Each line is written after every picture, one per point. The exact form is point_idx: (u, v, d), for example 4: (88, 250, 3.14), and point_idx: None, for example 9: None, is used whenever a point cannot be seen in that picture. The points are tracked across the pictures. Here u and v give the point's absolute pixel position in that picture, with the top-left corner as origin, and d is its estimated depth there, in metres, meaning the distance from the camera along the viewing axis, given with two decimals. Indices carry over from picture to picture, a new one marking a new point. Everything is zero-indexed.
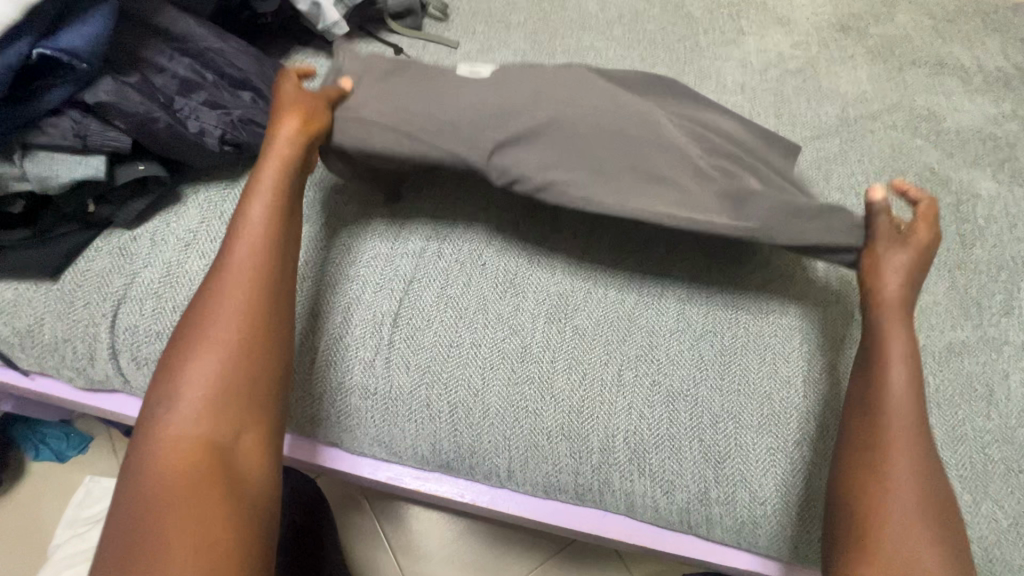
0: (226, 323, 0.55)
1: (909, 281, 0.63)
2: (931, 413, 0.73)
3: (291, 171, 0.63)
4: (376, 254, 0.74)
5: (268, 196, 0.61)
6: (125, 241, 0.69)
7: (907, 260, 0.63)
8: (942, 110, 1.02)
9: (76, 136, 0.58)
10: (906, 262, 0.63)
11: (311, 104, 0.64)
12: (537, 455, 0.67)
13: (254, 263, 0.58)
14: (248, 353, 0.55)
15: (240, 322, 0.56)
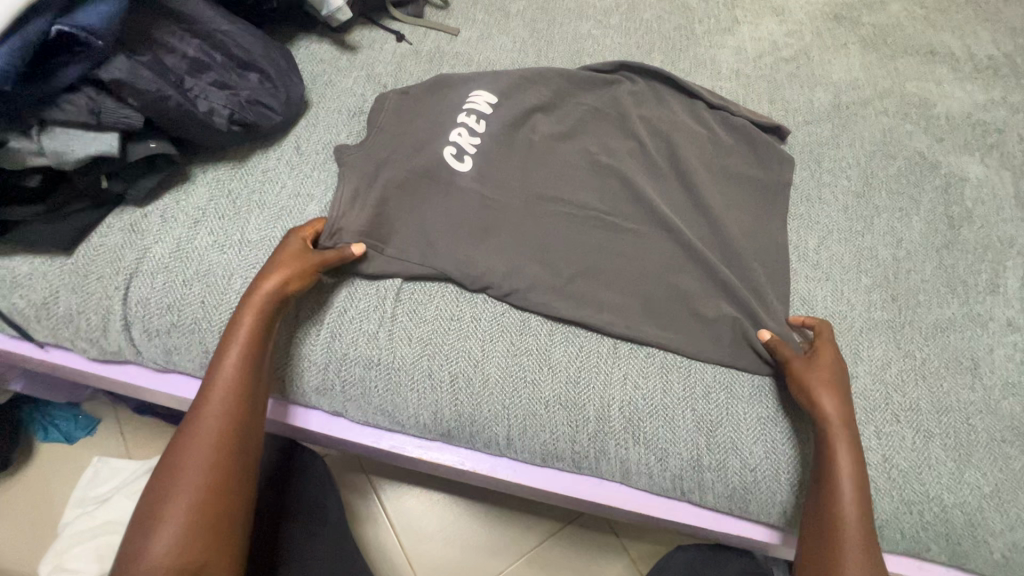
0: (197, 459, 0.58)
1: (834, 402, 0.63)
2: (917, 385, 0.75)
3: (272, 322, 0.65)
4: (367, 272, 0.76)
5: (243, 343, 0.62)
6: (136, 218, 0.71)
7: (824, 380, 0.65)
8: (933, 97, 1.04)
9: (90, 112, 0.61)
10: (822, 381, 0.65)
11: (304, 258, 0.67)
12: (536, 424, 0.69)
13: (226, 408, 0.60)
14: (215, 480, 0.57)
15: (209, 461, 0.58)
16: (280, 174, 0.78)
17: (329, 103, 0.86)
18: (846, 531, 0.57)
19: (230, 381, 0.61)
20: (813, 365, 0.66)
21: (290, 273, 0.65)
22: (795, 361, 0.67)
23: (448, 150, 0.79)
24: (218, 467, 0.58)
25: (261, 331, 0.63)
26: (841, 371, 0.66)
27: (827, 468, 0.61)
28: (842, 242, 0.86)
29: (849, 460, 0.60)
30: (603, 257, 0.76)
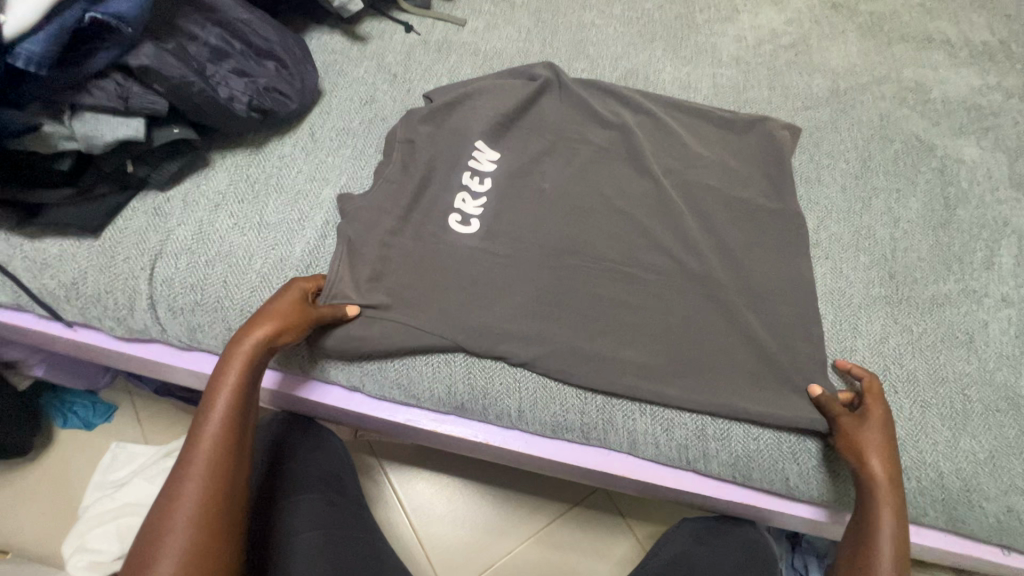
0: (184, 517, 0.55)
1: (889, 472, 0.62)
2: (914, 357, 0.78)
3: (256, 377, 0.62)
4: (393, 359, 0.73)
5: (227, 396, 0.60)
6: (159, 202, 0.74)
7: (874, 441, 0.64)
8: (929, 82, 1.07)
9: (118, 98, 0.63)
10: (874, 441, 0.64)
11: (298, 314, 0.64)
12: (546, 395, 0.72)
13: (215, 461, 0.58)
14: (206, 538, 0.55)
15: (198, 519, 0.56)
16: (296, 160, 0.81)
17: (342, 92, 0.89)
18: None
19: (215, 445, 0.59)
20: (864, 422, 0.65)
21: (277, 328, 0.62)
22: (851, 420, 0.66)
23: (453, 216, 0.78)
24: (202, 533, 0.55)
25: (244, 389, 0.61)
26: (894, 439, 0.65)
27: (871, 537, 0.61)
28: (841, 222, 0.89)
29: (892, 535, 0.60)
30: (606, 241, 0.79)
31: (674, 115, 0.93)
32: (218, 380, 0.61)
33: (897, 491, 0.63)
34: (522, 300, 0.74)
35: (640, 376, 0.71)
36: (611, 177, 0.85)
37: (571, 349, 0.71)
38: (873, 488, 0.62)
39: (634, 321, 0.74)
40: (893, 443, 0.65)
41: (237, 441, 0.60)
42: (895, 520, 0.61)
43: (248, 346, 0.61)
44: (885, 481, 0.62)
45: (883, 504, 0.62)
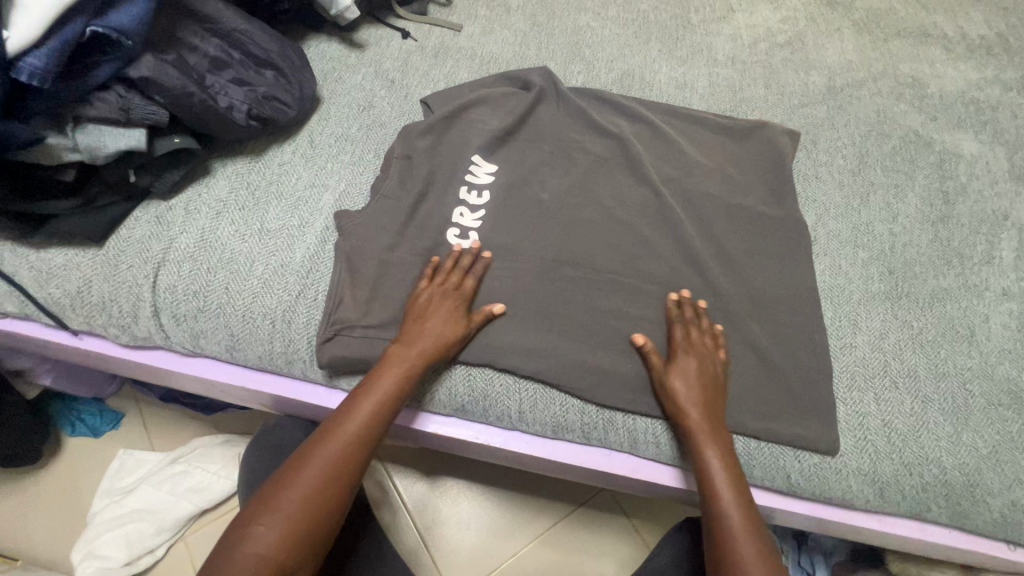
0: (333, 454, 0.61)
1: (697, 393, 0.68)
2: (915, 353, 0.77)
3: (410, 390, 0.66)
4: None
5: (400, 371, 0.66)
6: (162, 211, 0.76)
7: (688, 369, 0.69)
8: (926, 77, 1.07)
9: (120, 109, 0.64)
10: (692, 370, 0.69)
11: (453, 342, 0.69)
12: (546, 397, 0.73)
13: (372, 420, 0.63)
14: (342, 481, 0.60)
15: (344, 461, 0.61)
16: (295, 166, 0.82)
17: (340, 101, 0.90)
18: (723, 508, 0.62)
19: (353, 437, 0.62)
20: (676, 359, 0.70)
21: (435, 351, 0.67)
22: (662, 369, 0.70)
23: (452, 232, 0.79)
24: (343, 474, 0.61)
25: (397, 397, 0.65)
26: (707, 369, 0.70)
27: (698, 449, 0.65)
28: (839, 218, 0.89)
29: (715, 447, 0.65)
30: (603, 246, 0.81)
31: (669, 122, 0.94)
32: (378, 377, 0.65)
33: (714, 421, 0.67)
34: (522, 311, 0.75)
35: (639, 380, 0.72)
36: (608, 183, 0.86)
37: (570, 357, 0.72)
38: (688, 430, 0.66)
39: (633, 326, 0.75)
40: (704, 372, 0.69)
41: (371, 441, 0.63)
42: (720, 448, 0.65)
43: (430, 337, 0.67)
44: (697, 418, 0.66)
45: (701, 442, 0.65)
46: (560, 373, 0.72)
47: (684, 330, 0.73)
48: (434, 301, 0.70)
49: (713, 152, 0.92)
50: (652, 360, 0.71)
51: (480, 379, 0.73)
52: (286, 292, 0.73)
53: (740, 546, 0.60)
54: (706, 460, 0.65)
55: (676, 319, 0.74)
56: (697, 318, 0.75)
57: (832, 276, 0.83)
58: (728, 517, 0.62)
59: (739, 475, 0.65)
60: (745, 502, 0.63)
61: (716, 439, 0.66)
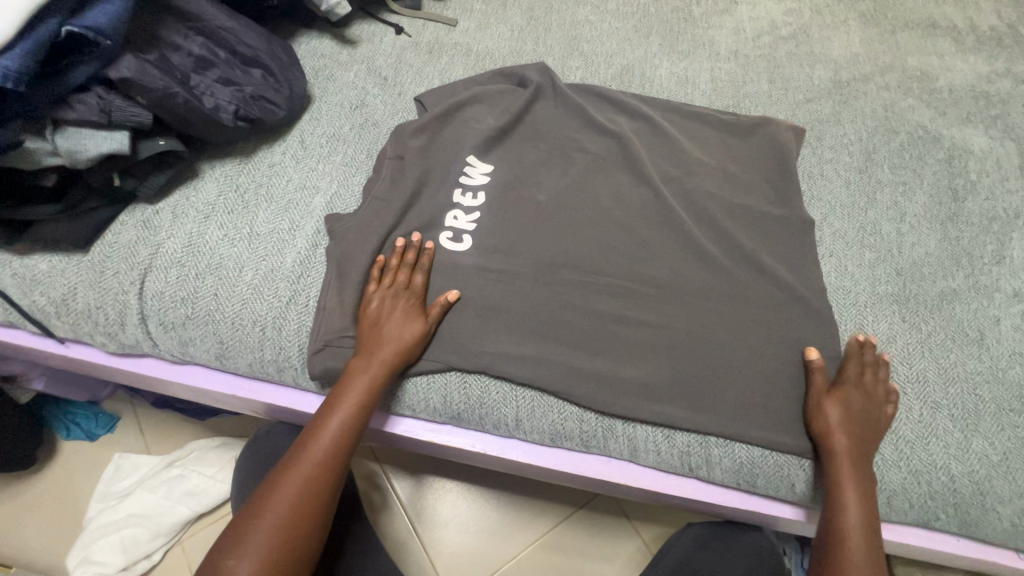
0: (303, 477, 0.59)
1: (854, 436, 0.65)
2: (923, 357, 0.75)
3: (374, 405, 0.64)
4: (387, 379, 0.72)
5: (365, 382, 0.64)
6: (149, 215, 0.74)
7: (851, 410, 0.66)
8: (935, 70, 1.04)
9: (101, 111, 0.62)
10: (854, 412, 0.66)
11: (413, 348, 0.67)
12: (543, 405, 0.71)
13: (340, 438, 0.62)
14: (316, 503, 0.59)
15: (315, 484, 0.59)
16: (286, 168, 0.80)
17: (332, 99, 0.88)
18: (850, 553, 0.60)
19: (318, 462, 0.60)
20: (836, 397, 0.67)
21: (393, 360, 0.65)
22: (820, 393, 0.68)
23: (445, 235, 0.77)
24: (315, 497, 0.59)
25: (359, 413, 0.63)
26: (869, 409, 0.67)
27: (838, 490, 0.63)
28: (845, 218, 0.86)
29: (857, 493, 0.62)
30: (602, 248, 0.79)
31: (670, 118, 0.92)
32: (340, 395, 0.63)
33: (861, 457, 0.64)
34: (518, 316, 0.73)
35: (638, 387, 0.70)
36: (607, 182, 0.84)
37: (567, 363, 0.70)
38: (834, 469, 0.64)
39: (633, 331, 0.73)
40: (863, 415, 0.66)
41: (337, 464, 0.61)
42: (859, 494, 0.63)
43: (389, 342, 0.66)
44: (846, 450, 0.64)
45: (842, 473, 0.63)
46: (557, 380, 0.70)
47: (860, 370, 0.70)
48: (389, 304, 0.69)
49: (715, 149, 0.89)
50: (816, 377, 0.69)
51: (475, 387, 0.71)
52: (277, 298, 0.71)
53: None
54: (843, 492, 0.63)
55: (857, 355, 0.71)
56: (878, 364, 0.71)
57: (838, 277, 0.81)
58: (851, 553, 0.60)
59: (875, 517, 0.62)
60: (872, 543, 0.60)
61: (858, 472, 0.63)
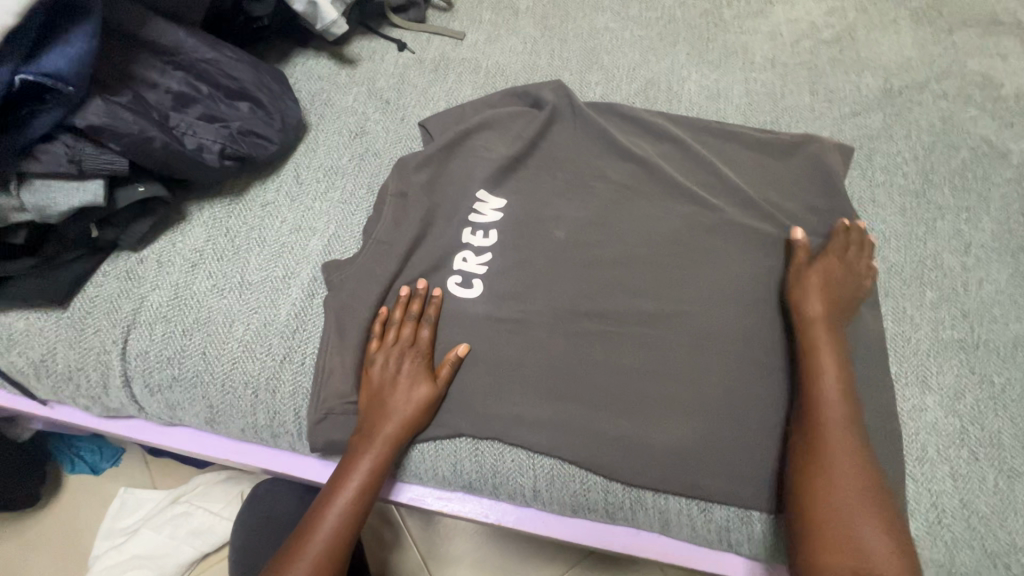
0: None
1: (832, 304, 0.65)
2: (997, 416, 0.66)
3: (378, 488, 0.59)
4: None
5: (367, 465, 0.58)
6: (132, 264, 0.68)
7: (828, 277, 0.67)
8: (999, 74, 0.92)
9: (70, 161, 0.56)
10: (825, 284, 0.67)
11: (421, 417, 0.61)
12: (564, 474, 0.63)
13: (341, 528, 0.56)
14: None
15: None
16: (280, 207, 0.74)
17: (329, 128, 0.80)
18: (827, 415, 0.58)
19: (319, 554, 0.55)
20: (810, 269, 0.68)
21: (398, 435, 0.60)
22: (800, 267, 0.69)
23: (453, 279, 0.70)
24: None
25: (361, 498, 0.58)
26: (845, 283, 0.68)
27: (812, 343, 0.63)
28: (901, 250, 0.77)
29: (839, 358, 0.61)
30: (627, 292, 0.70)
31: (701, 139, 0.82)
32: (342, 477, 0.58)
33: (836, 324, 0.64)
34: (536, 372, 0.65)
35: (671, 456, 0.62)
36: (632, 215, 0.75)
37: (590, 428, 0.63)
38: (813, 323, 0.64)
39: (664, 388, 0.65)
40: (841, 285, 0.67)
41: (339, 554, 0.56)
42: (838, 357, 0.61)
43: (395, 414, 0.60)
44: (822, 318, 0.64)
45: (817, 342, 0.63)
46: (578, 447, 0.62)
47: (844, 247, 0.71)
48: (394, 367, 0.62)
49: (753, 174, 0.80)
50: (799, 255, 0.70)
51: (488, 456, 0.64)
52: (269, 356, 0.65)
53: (836, 452, 0.56)
54: (818, 359, 0.61)
55: (841, 236, 0.72)
56: (861, 246, 0.71)
57: (896, 320, 0.72)
58: (825, 392, 0.59)
59: (851, 388, 0.60)
60: (848, 393, 0.59)
61: (833, 342, 0.62)
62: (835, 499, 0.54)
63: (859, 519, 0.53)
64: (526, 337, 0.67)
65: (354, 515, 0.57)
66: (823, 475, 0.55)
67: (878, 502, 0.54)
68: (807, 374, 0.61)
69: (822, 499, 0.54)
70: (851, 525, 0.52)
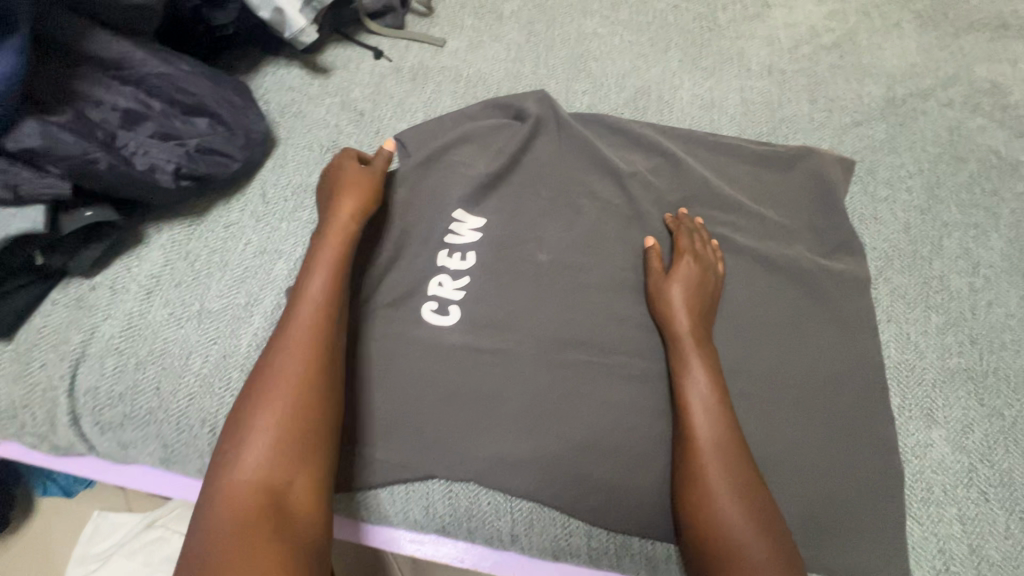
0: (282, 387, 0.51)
1: (692, 310, 0.63)
2: (1008, 452, 0.61)
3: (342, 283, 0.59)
4: (361, 493, 0.60)
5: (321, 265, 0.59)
6: (83, 292, 0.64)
7: (687, 278, 0.65)
8: (1008, 81, 0.88)
9: (6, 186, 0.52)
10: (697, 283, 0.65)
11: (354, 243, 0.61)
12: (543, 518, 0.59)
13: (312, 327, 0.55)
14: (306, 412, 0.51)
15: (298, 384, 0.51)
16: (244, 228, 0.69)
17: (300, 142, 0.76)
18: (700, 428, 0.56)
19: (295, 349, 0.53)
20: (670, 275, 0.65)
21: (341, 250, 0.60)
22: (659, 274, 0.66)
23: (428, 306, 0.66)
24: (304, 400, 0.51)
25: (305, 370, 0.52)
26: (707, 284, 0.66)
27: (681, 354, 0.61)
28: (905, 271, 0.72)
29: (704, 369, 0.60)
30: (612, 318, 0.66)
31: (693, 151, 0.78)
32: (279, 358, 0.53)
33: (703, 331, 0.63)
34: (515, 406, 0.61)
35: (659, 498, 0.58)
36: (621, 235, 0.71)
37: (571, 468, 0.59)
38: (676, 335, 0.62)
39: (652, 424, 0.61)
40: (703, 286, 0.65)
41: (309, 411, 0.51)
42: (705, 365, 0.60)
43: (339, 214, 0.62)
44: (687, 330, 0.62)
45: (686, 353, 0.61)
46: (557, 489, 0.58)
47: (689, 240, 0.68)
48: (327, 189, 0.65)
49: (748, 189, 0.75)
50: (652, 264, 0.67)
51: (464, 499, 0.60)
52: (229, 391, 0.61)
53: (711, 471, 0.54)
54: (687, 370, 0.60)
55: (678, 229, 0.70)
56: (698, 232, 0.70)
57: (901, 346, 0.68)
58: (695, 405, 0.58)
59: (726, 399, 0.58)
60: (721, 403, 0.58)
61: (701, 352, 0.61)
62: (717, 518, 0.52)
63: (744, 537, 0.51)
64: (505, 368, 0.63)
65: (324, 318, 0.55)
66: (700, 488, 0.54)
67: (757, 512, 0.52)
68: (680, 391, 0.59)
69: (711, 525, 0.52)
70: (728, 537, 0.51)
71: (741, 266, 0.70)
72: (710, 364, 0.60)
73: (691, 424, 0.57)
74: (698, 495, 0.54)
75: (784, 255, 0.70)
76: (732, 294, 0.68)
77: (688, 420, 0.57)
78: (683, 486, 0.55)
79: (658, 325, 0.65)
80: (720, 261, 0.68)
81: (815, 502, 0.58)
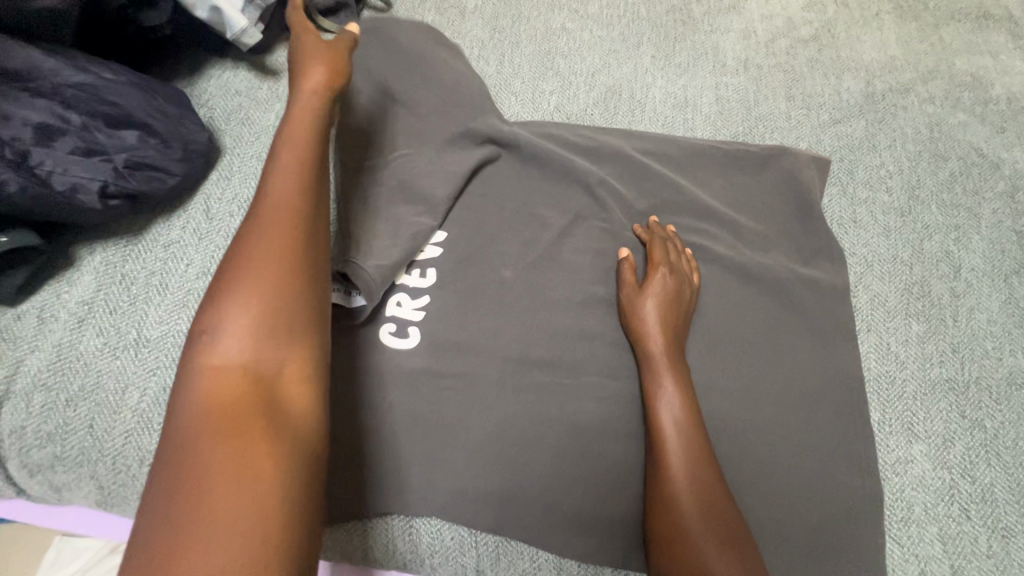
0: (258, 249, 0.43)
1: (667, 328, 0.60)
2: (989, 467, 0.59)
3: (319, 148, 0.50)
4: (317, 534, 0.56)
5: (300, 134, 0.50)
6: (6, 322, 0.59)
7: (659, 293, 0.61)
8: (989, 75, 0.85)
9: None
10: (671, 298, 0.61)
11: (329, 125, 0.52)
12: (510, 551, 0.56)
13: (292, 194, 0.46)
14: (283, 282, 0.42)
15: (279, 244, 0.43)
16: (186, 247, 0.64)
17: (247, 151, 0.71)
18: (672, 457, 0.53)
19: (277, 207, 0.45)
20: (643, 291, 0.62)
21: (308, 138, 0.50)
22: (631, 289, 0.63)
23: (386, 327, 0.61)
24: (283, 260, 0.42)
25: (285, 254, 0.43)
26: (682, 298, 0.62)
27: (655, 375, 0.58)
28: (885, 277, 0.70)
29: (677, 394, 0.56)
30: (580, 336, 0.63)
31: (666, 152, 0.74)
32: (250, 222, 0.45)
33: (677, 350, 0.60)
34: (479, 433, 0.57)
35: (630, 527, 0.55)
36: (589, 245, 0.68)
37: (538, 498, 0.56)
38: (648, 356, 0.59)
39: (622, 449, 0.58)
40: (678, 303, 0.62)
41: (293, 275, 0.42)
42: (680, 389, 0.57)
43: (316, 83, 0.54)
44: (661, 350, 0.59)
45: (660, 376, 0.57)
46: (523, 521, 0.55)
47: (663, 250, 0.64)
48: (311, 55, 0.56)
49: (723, 194, 0.72)
50: (625, 278, 0.64)
51: (427, 535, 0.56)
52: None
53: (686, 505, 0.51)
54: (660, 396, 0.56)
55: (652, 238, 0.66)
56: (672, 241, 0.67)
57: (880, 356, 0.65)
58: (668, 432, 0.54)
59: (701, 425, 0.55)
60: (696, 431, 0.54)
61: (676, 373, 0.57)
62: (690, 554, 0.49)
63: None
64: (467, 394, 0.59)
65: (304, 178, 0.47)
66: (672, 522, 0.50)
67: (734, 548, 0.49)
68: (652, 417, 0.56)
69: (683, 563, 0.49)
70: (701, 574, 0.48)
71: (716, 276, 0.67)
72: (683, 387, 0.57)
73: (664, 452, 0.53)
74: (671, 529, 0.50)
75: (761, 263, 0.67)
76: (707, 308, 0.65)
77: (660, 447, 0.54)
78: (653, 518, 0.52)
79: (631, 343, 0.62)
80: (696, 272, 0.65)
81: (793, 526, 0.56)
